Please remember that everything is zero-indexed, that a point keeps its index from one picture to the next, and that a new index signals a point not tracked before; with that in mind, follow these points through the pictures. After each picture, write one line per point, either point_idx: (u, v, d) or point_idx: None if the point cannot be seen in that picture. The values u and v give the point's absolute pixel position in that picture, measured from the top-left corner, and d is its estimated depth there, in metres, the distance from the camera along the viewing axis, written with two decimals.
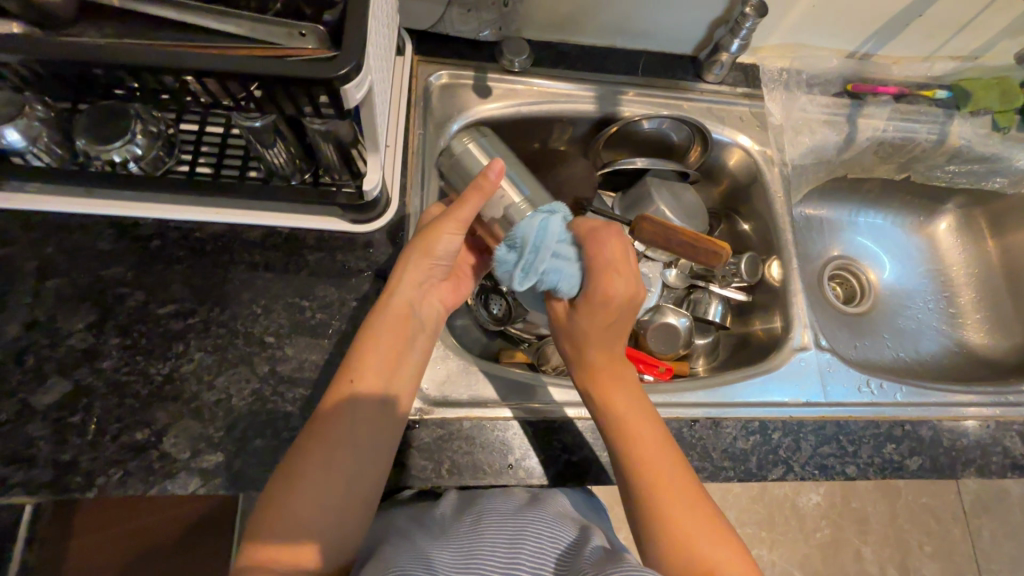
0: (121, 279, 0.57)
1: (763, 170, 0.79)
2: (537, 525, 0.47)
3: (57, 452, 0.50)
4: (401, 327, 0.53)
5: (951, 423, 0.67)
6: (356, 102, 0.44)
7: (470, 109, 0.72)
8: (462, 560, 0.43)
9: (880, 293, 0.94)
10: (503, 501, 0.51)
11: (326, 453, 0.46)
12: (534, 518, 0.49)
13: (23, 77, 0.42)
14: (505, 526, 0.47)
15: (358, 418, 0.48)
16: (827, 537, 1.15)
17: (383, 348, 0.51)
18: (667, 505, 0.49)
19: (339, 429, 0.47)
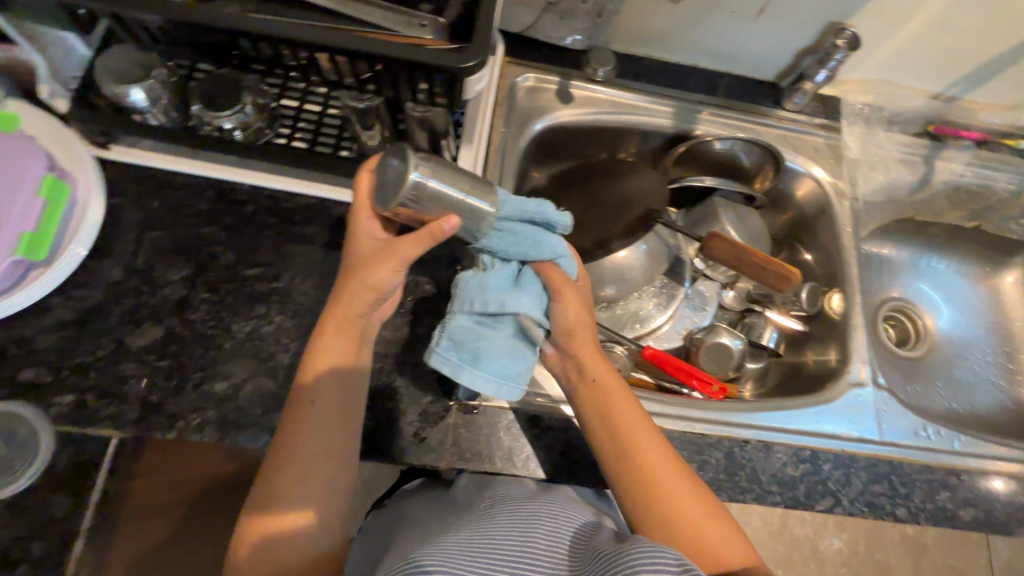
0: (215, 238, 0.60)
1: (834, 203, 0.78)
2: (551, 508, 0.48)
3: (145, 391, 0.54)
4: (345, 343, 0.52)
5: (1003, 479, 0.65)
6: (473, 90, 0.48)
7: (552, 112, 0.74)
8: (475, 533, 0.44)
9: (936, 340, 0.92)
10: (515, 489, 0.52)
11: (303, 466, 0.47)
12: (550, 504, 0.50)
13: (172, 33, 0.45)
14: (521, 509, 0.48)
15: (314, 424, 0.48)
16: None
17: (331, 359, 0.51)
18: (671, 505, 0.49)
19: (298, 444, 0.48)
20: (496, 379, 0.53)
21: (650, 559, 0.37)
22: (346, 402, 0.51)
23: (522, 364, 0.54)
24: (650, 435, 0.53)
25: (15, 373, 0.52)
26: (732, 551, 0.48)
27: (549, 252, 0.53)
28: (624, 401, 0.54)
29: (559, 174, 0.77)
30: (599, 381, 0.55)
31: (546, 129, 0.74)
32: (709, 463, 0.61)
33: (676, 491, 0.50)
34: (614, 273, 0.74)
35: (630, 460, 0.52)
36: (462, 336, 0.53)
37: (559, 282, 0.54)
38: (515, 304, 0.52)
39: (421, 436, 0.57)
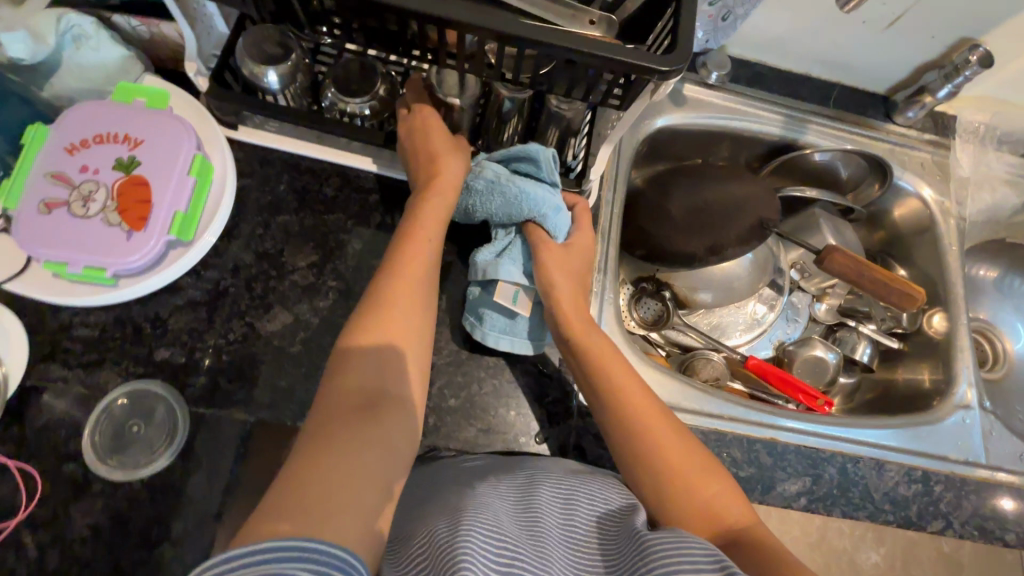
0: (342, 226, 0.60)
1: (939, 222, 0.77)
2: (589, 480, 0.50)
3: (277, 377, 0.53)
4: (419, 299, 0.49)
5: (1011, 498, 0.63)
6: (657, 89, 0.45)
7: (664, 113, 0.74)
8: (522, 509, 0.45)
9: (1016, 363, 0.91)
10: (554, 465, 0.52)
11: (361, 392, 0.43)
12: (589, 480, 0.50)
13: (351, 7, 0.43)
14: (560, 479, 0.49)
15: (390, 370, 0.46)
16: None
17: (410, 312, 0.48)
18: (669, 467, 0.49)
19: (376, 389, 0.44)
20: (505, 338, 0.57)
21: (688, 556, 0.38)
22: (397, 360, 0.46)
23: (522, 322, 0.57)
24: (650, 404, 0.53)
25: (152, 351, 0.52)
26: (732, 509, 0.47)
27: (527, 209, 0.55)
28: (614, 366, 0.54)
29: (663, 175, 0.76)
30: (589, 349, 0.54)
31: (660, 129, 0.75)
32: (824, 478, 0.61)
33: (669, 451, 0.50)
34: (721, 282, 0.75)
35: (623, 425, 0.51)
36: (471, 304, 0.58)
37: (542, 245, 0.56)
38: (499, 270, 0.56)
39: (543, 435, 0.58)
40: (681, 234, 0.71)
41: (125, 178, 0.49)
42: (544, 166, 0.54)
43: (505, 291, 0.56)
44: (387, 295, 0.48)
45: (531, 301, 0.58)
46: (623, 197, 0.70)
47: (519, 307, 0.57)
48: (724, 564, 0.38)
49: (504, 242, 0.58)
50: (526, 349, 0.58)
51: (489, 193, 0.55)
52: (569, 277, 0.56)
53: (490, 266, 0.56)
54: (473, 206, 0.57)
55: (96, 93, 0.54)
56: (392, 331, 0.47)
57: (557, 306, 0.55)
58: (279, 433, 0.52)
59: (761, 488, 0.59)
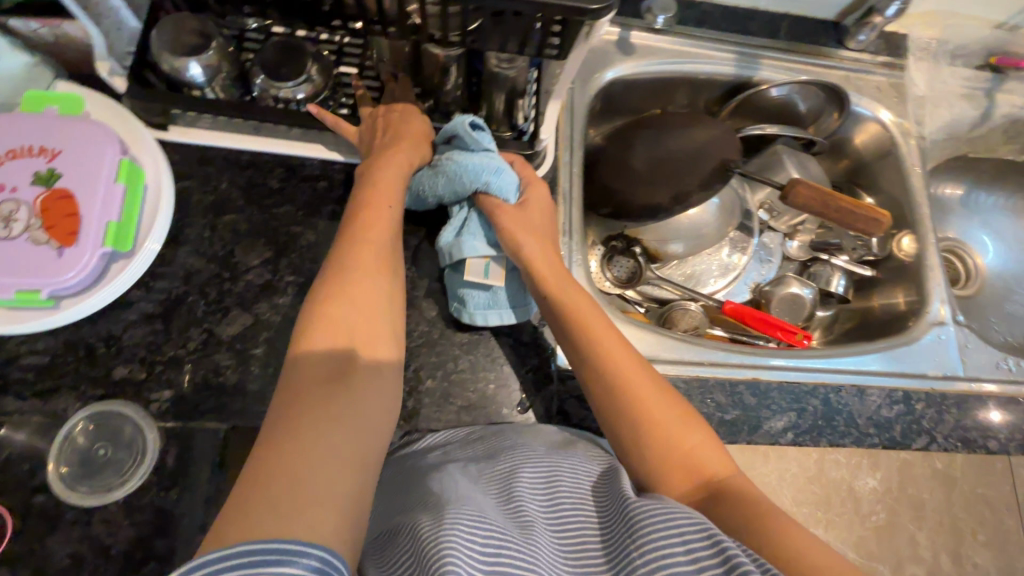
0: (293, 218, 0.57)
1: (899, 143, 0.77)
2: (569, 456, 0.49)
3: (245, 381, 0.52)
4: (385, 298, 0.48)
5: (994, 409, 0.65)
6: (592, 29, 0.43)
7: (614, 65, 0.72)
8: (506, 497, 0.44)
9: (987, 276, 0.95)
10: (533, 441, 0.51)
11: (333, 383, 0.41)
12: (569, 457, 0.49)
13: None
14: (541, 457, 0.48)
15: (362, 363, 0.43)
16: None
17: (375, 314, 0.46)
18: (651, 424, 0.49)
19: (343, 376, 0.42)
20: (491, 315, 0.57)
21: (679, 533, 0.38)
22: (371, 349, 0.45)
23: (501, 294, 0.57)
24: (630, 359, 0.52)
25: (109, 372, 0.50)
26: (713, 461, 0.47)
27: (470, 180, 0.55)
28: (593, 327, 0.53)
29: (621, 130, 0.74)
30: (564, 306, 0.54)
31: (611, 82, 0.73)
32: (808, 411, 0.61)
33: (651, 408, 0.50)
34: (690, 231, 0.73)
35: (604, 383, 0.51)
36: (449, 288, 0.58)
37: (500, 208, 0.56)
38: (463, 247, 0.56)
39: (526, 404, 0.57)
40: (645, 187, 0.70)
41: (47, 193, 0.47)
42: (467, 138, 0.54)
43: (475, 267, 0.56)
44: (354, 287, 0.46)
45: (506, 270, 0.58)
46: (581, 155, 0.68)
47: (493, 278, 0.57)
48: (714, 537, 0.38)
49: (460, 219, 0.58)
50: (513, 319, 0.57)
51: (432, 175, 0.56)
52: (535, 239, 0.56)
53: (454, 247, 0.57)
54: (420, 193, 0.58)
55: (6, 106, 0.51)
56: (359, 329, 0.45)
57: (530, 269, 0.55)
58: (254, 437, 0.51)
59: (746, 428, 0.59)
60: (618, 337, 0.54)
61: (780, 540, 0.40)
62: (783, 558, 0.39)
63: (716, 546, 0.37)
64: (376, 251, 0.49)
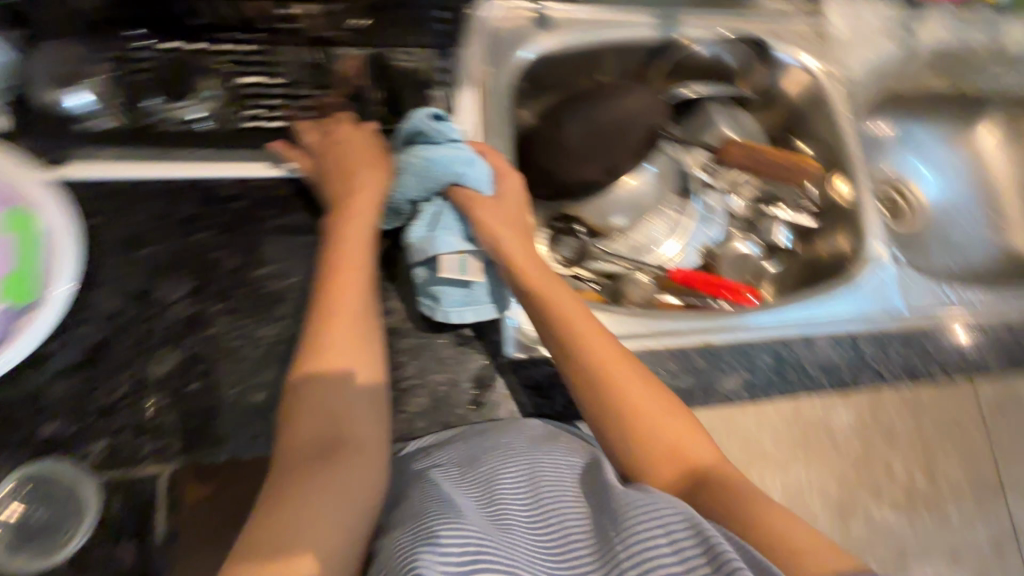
0: (214, 243, 0.55)
1: (826, 87, 0.78)
2: (553, 451, 0.49)
3: (185, 418, 0.50)
4: (362, 330, 0.48)
5: (935, 337, 0.67)
6: None
7: (531, 40, 0.70)
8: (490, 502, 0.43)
9: (928, 210, 0.98)
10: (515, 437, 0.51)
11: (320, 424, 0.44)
12: (552, 453, 0.49)
13: None
14: (524, 453, 0.48)
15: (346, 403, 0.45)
16: None
17: (351, 347, 0.47)
18: (636, 420, 0.50)
19: (335, 412, 0.45)
20: (471, 315, 0.56)
21: (665, 527, 0.39)
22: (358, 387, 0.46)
23: (481, 292, 0.56)
24: (612, 351, 0.53)
25: (37, 429, 0.48)
26: (697, 450, 0.49)
27: (442, 172, 0.54)
28: (575, 327, 0.53)
29: (551, 108, 0.73)
30: (544, 302, 0.54)
31: (534, 59, 0.71)
32: (759, 366, 0.62)
33: (636, 401, 0.50)
34: (629, 202, 0.74)
35: (589, 378, 0.51)
36: (419, 288, 0.56)
37: (474, 202, 0.56)
38: (438, 245, 0.54)
39: (477, 399, 0.56)
40: (578, 162, 0.69)
41: None
42: (434, 130, 0.54)
43: (450, 263, 0.54)
44: (328, 326, 0.47)
45: (481, 265, 0.56)
46: (507, 138, 0.66)
47: (471, 274, 0.55)
48: (698, 528, 0.39)
49: (431, 213, 0.56)
50: (492, 313, 0.56)
51: (399, 177, 0.55)
52: (511, 236, 0.56)
53: (426, 242, 0.54)
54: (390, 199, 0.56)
55: None
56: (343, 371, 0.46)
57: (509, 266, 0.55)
58: (205, 472, 0.49)
59: (702, 392, 0.60)
60: (602, 334, 0.54)
61: (755, 519, 0.42)
62: (756, 535, 0.41)
63: (699, 536, 0.38)
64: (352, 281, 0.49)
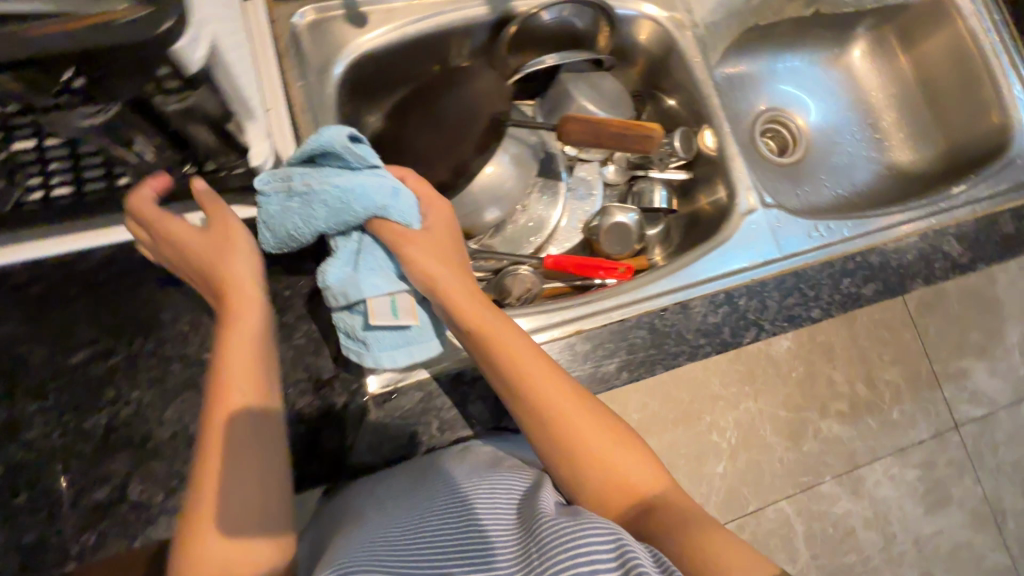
0: (19, 337, 0.49)
1: (677, 37, 0.76)
2: (494, 476, 0.48)
3: (16, 537, 0.45)
4: (259, 369, 0.45)
5: (813, 278, 0.67)
6: (200, 61, 0.34)
7: (348, 44, 0.63)
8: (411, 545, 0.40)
9: (811, 137, 0.98)
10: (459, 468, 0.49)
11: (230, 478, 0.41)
12: (488, 480, 0.47)
13: None
14: (460, 485, 0.46)
15: (253, 455, 0.42)
16: None
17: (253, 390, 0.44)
18: (581, 455, 0.48)
19: (250, 464, 0.42)
20: (400, 355, 0.54)
21: (584, 544, 0.36)
22: (263, 433, 0.44)
23: (415, 331, 0.55)
24: (555, 382, 0.50)
25: None
26: (646, 480, 0.48)
27: (362, 204, 0.52)
28: (518, 359, 0.50)
29: (395, 103, 0.68)
30: (482, 339, 0.51)
31: (367, 54, 0.64)
32: (636, 345, 0.61)
33: (586, 436, 0.49)
34: (494, 193, 0.68)
35: (533, 413, 0.49)
36: (343, 331, 0.53)
37: (399, 237, 0.54)
38: (365, 286, 0.52)
39: (345, 444, 0.54)
40: (428, 166, 0.65)
41: None
42: (348, 157, 0.52)
43: (380, 306, 0.53)
44: (222, 389, 0.44)
45: (412, 302, 0.55)
46: None
47: (404, 315, 0.54)
48: (622, 548, 0.36)
49: (350, 251, 0.54)
50: (432, 350, 0.56)
51: (308, 208, 0.50)
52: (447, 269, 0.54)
53: (351, 285, 0.52)
54: (292, 232, 0.52)
55: None
56: (253, 403, 0.44)
57: (448, 301, 0.53)
58: None
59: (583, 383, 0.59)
60: (554, 371, 0.51)
61: (692, 546, 0.41)
62: (686, 563, 0.40)
63: (620, 557, 0.35)
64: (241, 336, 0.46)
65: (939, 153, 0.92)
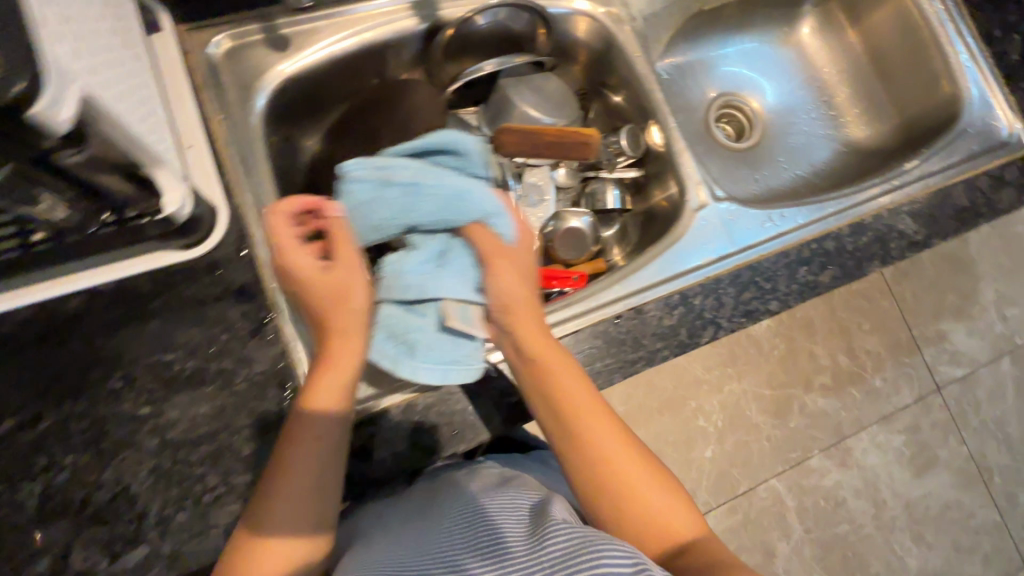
0: None
1: (615, 32, 0.74)
2: (507, 495, 0.49)
3: None
4: (350, 379, 0.49)
5: (770, 270, 0.66)
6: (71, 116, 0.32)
7: (269, 69, 0.61)
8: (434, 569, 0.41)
9: (767, 118, 0.97)
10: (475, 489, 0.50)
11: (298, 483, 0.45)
12: (502, 498, 0.48)
13: None
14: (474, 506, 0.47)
15: (323, 463, 0.46)
16: (783, 350, 1.36)
17: (337, 399, 0.48)
18: (620, 492, 0.48)
19: (321, 468, 0.46)
20: (442, 371, 0.53)
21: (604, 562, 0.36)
22: (333, 443, 0.47)
23: (466, 348, 0.54)
24: (597, 416, 0.51)
25: None
26: (681, 523, 0.48)
27: (477, 208, 0.56)
28: (565, 389, 0.52)
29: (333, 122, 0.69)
30: (535, 363, 0.53)
31: (292, 76, 0.62)
32: (590, 356, 0.60)
33: (631, 479, 0.49)
34: None
35: (575, 444, 0.50)
36: (401, 329, 0.54)
37: (492, 247, 0.56)
38: (443, 286, 0.54)
39: None
40: None
41: None
42: (473, 157, 0.59)
43: (453, 310, 0.54)
44: (323, 377, 0.48)
45: (483, 316, 0.56)
46: (270, 187, 0.59)
47: (475, 326, 0.55)
48: (641, 566, 0.36)
49: (435, 249, 0.56)
50: (467, 375, 0.54)
51: (416, 198, 0.55)
52: (517, 289, 0.55)
53: (427, 283, 0.54)
54: (379, 219, 0.55)
55: None
56: (334, 410, 0.48)
57: (512, 317, 0.54)
58: None
59: None
60: (605, 413, 0.52)
61: None
62: None
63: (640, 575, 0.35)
64: (342, 339, 0.50)
65: (895, 127, 0.91)
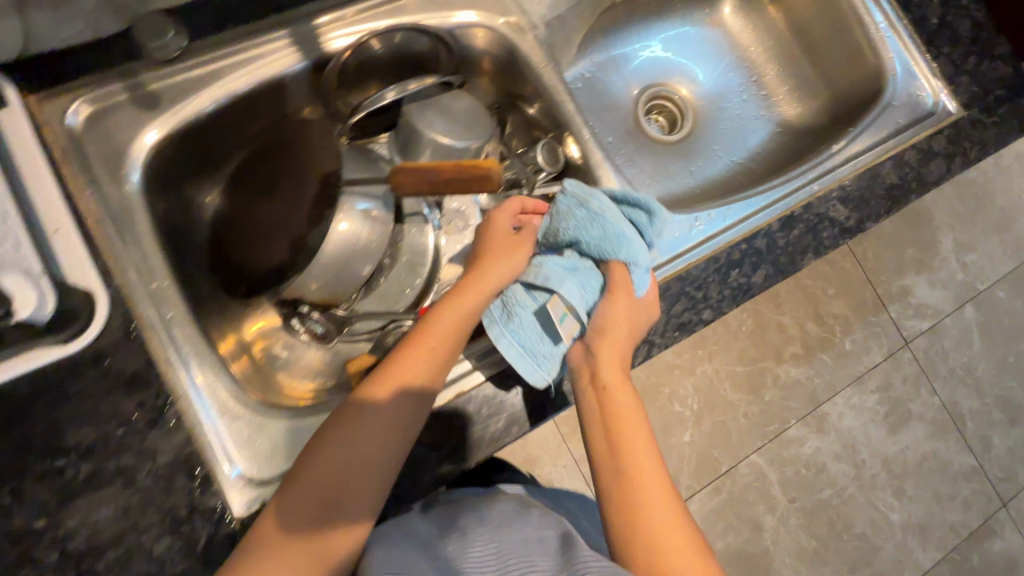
0: None
1: (517, 43, 0.70)
2: (532, 524, 0.51)
3: None
4: (438, 358, 0.52)
5: (699, 278, 0.64)
6: None
7: (140, 132, 0.56)
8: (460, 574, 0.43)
9: (697, 106, 0.94)
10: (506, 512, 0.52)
11: (356, 444, 0.47)
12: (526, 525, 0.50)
13: None
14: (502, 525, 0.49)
15: (389, 432, 0.48)
16: (751, 324, 1.37)
17: (419, 371, 0.50)
18: (643, 535, 0.46)
19: (386, 434, 0.47)
20: (518, 352, 0.55)
21: None
22: (405, 414, 0.49)
23: (550, 348, 0.56)
24: (650, 458, 0.50)
25: None
26: None
27: (627, 252, 0.58)
28: (624, 421, 0.52)
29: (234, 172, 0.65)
30: (607, 392, 0.54)
31: (167, 136, 0.57)
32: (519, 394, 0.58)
33: (660, 527, 0.46)
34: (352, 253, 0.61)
35: (616, 475, 0.49)
36: (507, 299, 0.57)
37: (620, 286, 0.57)
38: (561, 286, 0.56)
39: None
40: (266, 247, 0.58)
41: None
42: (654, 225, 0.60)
43: (558, 310, 0.56)
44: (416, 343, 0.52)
45: (574, 334, 0.57)
46: (158, 258, 0.55)
47: (564, 334, 0.56)
48: None
49: (573, 263, 0.59)
50: (537, 376, 0.55)
51: (593, 223, 0.58)
52: (624, 337, 0.56)
53: (547, 281, 0.56)
54: (557, 227, 0.59)
55: None
56: (423, 381, 0.50)
57: (603, 346, 0.56)
58: None
59: (471, 446, 0.56)
60: (661, 465, 0.50)
61: None
62: None
63: None
64: (451, 328, 0.53)
65: (826, 103, 0.89)
